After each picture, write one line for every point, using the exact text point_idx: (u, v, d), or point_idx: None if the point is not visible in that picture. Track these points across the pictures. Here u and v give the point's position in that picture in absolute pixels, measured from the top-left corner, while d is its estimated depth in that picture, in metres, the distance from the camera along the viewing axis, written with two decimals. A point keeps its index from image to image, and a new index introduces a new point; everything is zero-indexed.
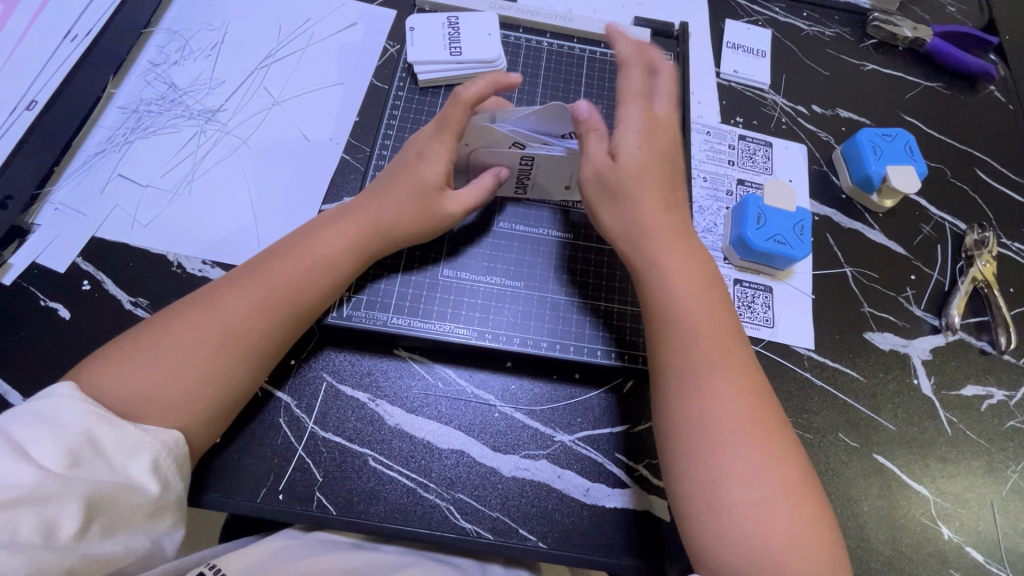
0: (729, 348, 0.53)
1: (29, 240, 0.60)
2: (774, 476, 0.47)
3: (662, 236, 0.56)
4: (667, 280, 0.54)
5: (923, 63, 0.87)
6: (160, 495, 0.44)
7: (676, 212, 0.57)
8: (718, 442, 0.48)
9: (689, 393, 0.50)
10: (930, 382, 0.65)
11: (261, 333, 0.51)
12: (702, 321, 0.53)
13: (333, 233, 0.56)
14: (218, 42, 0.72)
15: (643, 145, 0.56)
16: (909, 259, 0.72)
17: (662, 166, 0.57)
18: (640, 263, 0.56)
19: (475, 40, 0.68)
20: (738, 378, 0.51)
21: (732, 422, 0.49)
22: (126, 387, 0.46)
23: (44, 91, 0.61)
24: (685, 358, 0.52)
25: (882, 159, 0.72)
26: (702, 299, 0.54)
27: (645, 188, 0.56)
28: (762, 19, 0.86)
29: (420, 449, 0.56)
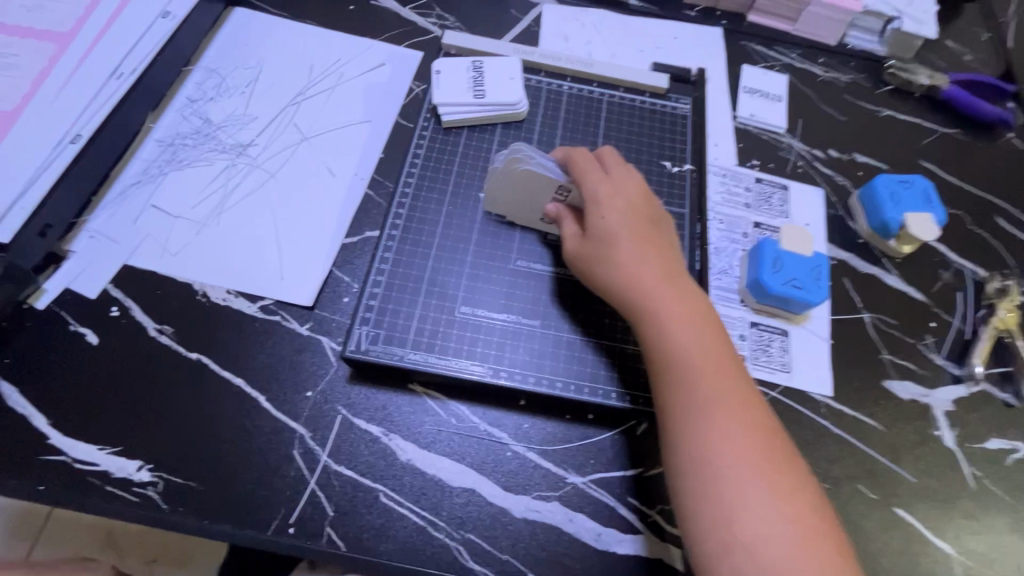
0: (745, 395, 0.52)
1: (64, 266, 0.62)
2: (787, 513, 0.47)
3: (663, 277, 0.57)
4: (673, 320, 0.54)
5: (940, 110, 0.88)
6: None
7: (667, 267, 0.58)
8: (735, 485, 0.48)
9: (704, 435, 0.50)
10: (952, 434, 0.64)
11: None
12: (719, 367, 0.53)
13: None
14: (252, 79, 0.76)
15: (604, 214, 0.59)
16: (928, 306, 0.71)
17: (635, 228, 0.59)
18: (651, 301, 0.55)
19: (498, 83, 0.70)
20: (755, 425, 0.51)
21: (750, 467, 0.49)
22: None
23: (89, 125, 0.63)
24: (694, 398, 0.51)
25: (900, 206, 0.72)
26: (713, 344, 0.54)
27: (628, 251, 0.57)
28: (777, 65, 0.88)
29: (432, 486, 0.56)
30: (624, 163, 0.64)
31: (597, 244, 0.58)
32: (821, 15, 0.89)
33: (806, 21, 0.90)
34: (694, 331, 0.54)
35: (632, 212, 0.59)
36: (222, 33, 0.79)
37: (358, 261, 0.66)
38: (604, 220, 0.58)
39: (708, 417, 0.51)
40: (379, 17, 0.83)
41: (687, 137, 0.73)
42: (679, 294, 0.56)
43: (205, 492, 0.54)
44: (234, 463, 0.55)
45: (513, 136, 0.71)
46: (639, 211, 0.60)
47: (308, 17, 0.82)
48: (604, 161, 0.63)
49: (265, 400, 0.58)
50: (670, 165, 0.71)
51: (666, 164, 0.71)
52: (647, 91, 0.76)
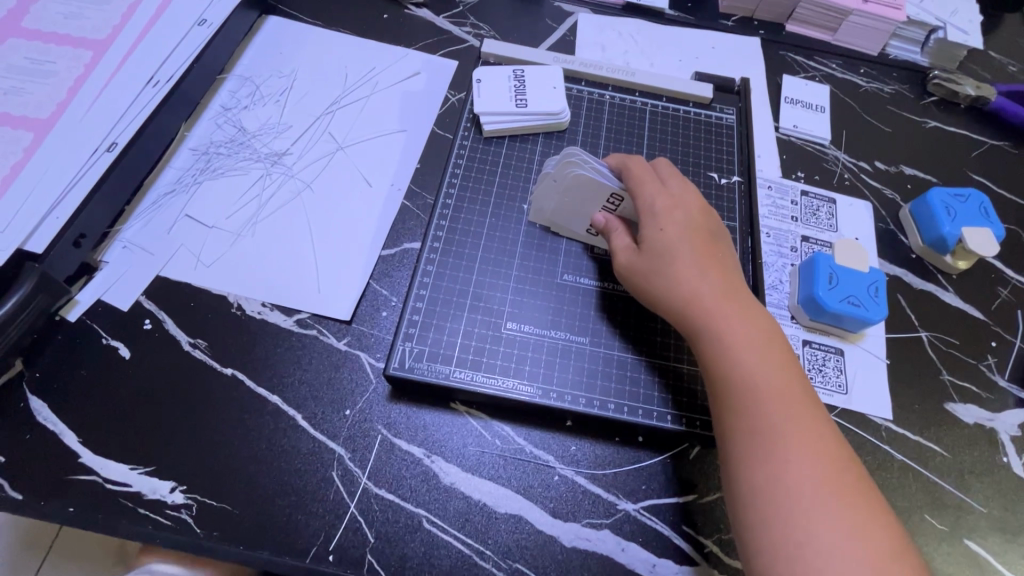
0: (816, 420, 0.49)
1: (96, 277, 0.60)
2: (866, 552, 0.44)
3: (724, 295, 0.54)
4: (736, 339, 0.52)
5: (988, 122, 0.85)
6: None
7: (727, 283, 0.55)
8: (806, 518, 0.45)
9: (772, 462, 0.47)
10: (1021, 461, 0.60)
11: None
12: (787, 390, 0.50)
13: None
14: (287, 88, 0.75)
15: (662, 227, 0.56)
16: (988, 325, 0.68)
17: (694, 242, 0.56)
18: (712, 319, 0.53)
19: (539, 93, 0.68)
20: (827, 453, 0.48)
21: (823, 499, 0.45)
22: None
23: (125, 133, 0.62)
24: (760, 423, 0.49)
25: (956, 220, 0.69)
26: (779, 365, 0.51)
27: (686, 266, 0.55)
28: (818, 75, 0.87)
29: (477, 512, 0.53)
30: (681, 175, 0.62)
31: (653, 258, 0.56)
32: (863, 24, 0.87)
33: (847, 30, 0.88)
34: (759, 351, 0.52)
35: (691, 225, 0.57)
36: (257, 42, 0.78)
37: (397, 274, 0.64)
38: (662, 233, 0.56)
39: (777, 443, 0.48)
40: (414, 27, 0.82)
41: (733, 148, 0.71)
42: (741, 312, 0.53)
43: (241, 515, 0.51)
44: (271, 485, 0.53)
45: (555, 146, 0.69)
46: (698, 225, 0.57)
47: (342, 26, 0.81)
48: (660, 173, 0.61)
49: (302, 418, 0.56)
50: (718, 176, 0.68)
51: (713, 175, 0.69)
52: (691, 101, 0.74)
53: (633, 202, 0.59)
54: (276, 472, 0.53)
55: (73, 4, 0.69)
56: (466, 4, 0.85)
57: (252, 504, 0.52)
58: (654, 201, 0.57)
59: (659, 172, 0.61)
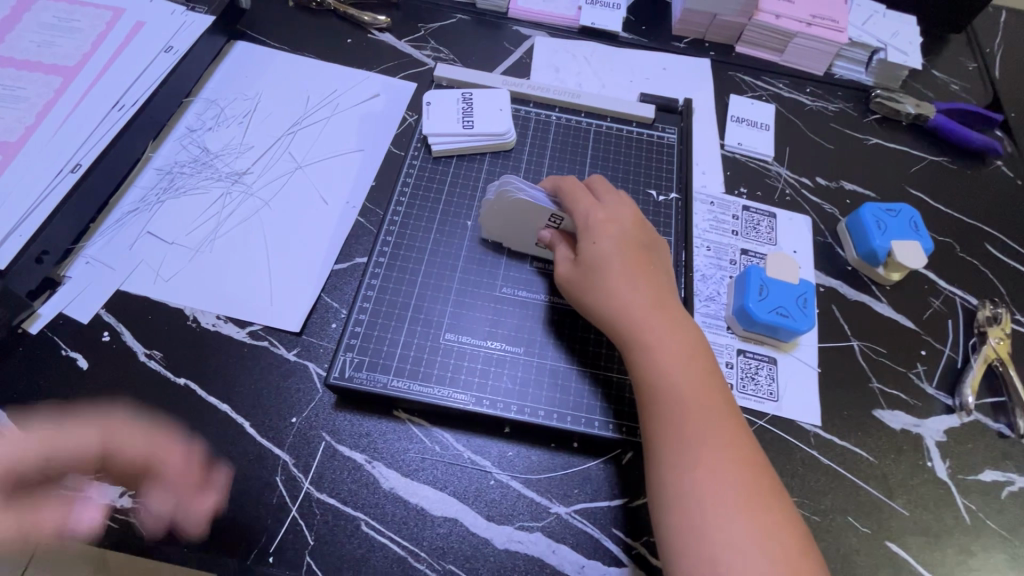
0: (733, 426, 0.52)
1: (59, 291, 0.63)
2: (771, 550, 0.46)
3: (650, 307, 0.57)
4: (660, 349, 0.55)
5: (928, 138, 0.89)
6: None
7: (657, 295, 0.58)
8: (716, 518, 0.47)
9: (688, 465, 0.50)
10: (945, 466, 0.63)
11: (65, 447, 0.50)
12: (707, 398, 0.53)
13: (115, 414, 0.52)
14: (250, 110, 0.78)
15: (596, 241, 0.60)
16: (918, 334, 0.71)
17: (627, 255, 0.59)
18: (638, 330, 0.56)
19: (487, 115, 0.72)
20: (741, 457, 0.50)
21: (733, 500, 0.48)
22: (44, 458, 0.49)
23: (89, 155, 0.66)
24: (678, 428, 0.51)
25: (887, 234, 0.72)
26: (701, 373, 0.54)
27: (618, 278, 0.58)
28: (765, 94, 0.90)
29: (413, 515, 0.55)
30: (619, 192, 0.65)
31: (588, 271, 0.59)
32: (807, 46, 0.90)
33: (793, 51, 0.92)
34: (682, 360, 0.54)
35: (624, 239, 0.60)
36: (223, 66, 0.82)
37: (347, 287, 0.67)
38: (596, 246, 0.59)
39: (695, 447, 0.50)
40: (375, 50, 0.86)
41: (672, 167, 0.75)
42: (666, 322, 0.56)
43: (189, 519, 0.54)
44: (217, 490, 0.55)
45: (502, 165, 0.72)
46: (631, 240, 0.61)
47: (306, 49, 0.85)
48: (597, 191, 0.64)
49: (250, 426, 0.58)
50: (656, 194, 0.72)
51: (652, 193, 0.73)
52: (634, 121, 0.78)
53: (571, 218, 0.62)
54: (224, 477, 0.56)
55: (46, 34, 0.74)
56: (427, 28, 0.89)
57: (198, 508, 0.54)
58: (589, 216, 0.61)
59: (596, 191, 0.65)
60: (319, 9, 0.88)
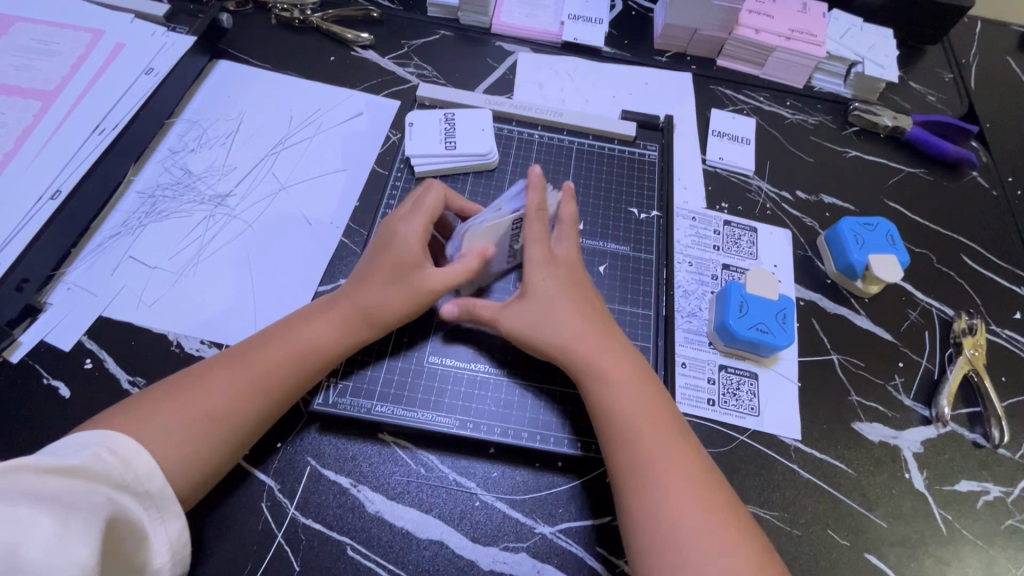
0: (689, 449, 0.53)
1: (40, 318, 0.63)
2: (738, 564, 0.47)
3: (596, 336, 0.58)
4: (609, 376, 0.56)
5: (905, 150, 0.90)
6: (150, 537, 0.46)
7: (602, 327, 0.59)
8: (685, 545, 0.48)
9: (652, 494, 0.50)
10: (922, 477, 0.64)
11: (241, 414, 0.52)
12: (658, 419, 0.54)
13: (225, 379, 0.53)
14: (233, 131, 0.78)
15: (541, 279, 0.60)
16: (896, 346, 0.72)
17: (571, 292, 0.60)
18: (586, 360, 0.57)
19: (469, 135, 0.73)
20: (702, 478, 0.51)
21: (700, 525, 0.48)
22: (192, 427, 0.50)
23: (68, 181, 0.66)
24: (634, 451, 0.52)
25: (865, 248, 0.73)
26: (654, 400, 0.55)
27: (564, 314, 0.58)
28: (746, 108, 0.91)
29: (399, 538, 0.56)
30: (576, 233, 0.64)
31: (526, 307, 0.59)
32: (787, 60, 0.91)
33: (773, 65, 0.93)
34: (635, 388, 0.55)
35: (568, 278, 0.61)
36: (206, 86, 0.81)
37: None
38: (541, 285, 0.59)
39: (657, 474, 0.51)
40: (358, 68, 0.86)
41: (653, 184, 0.76)
42: (612, 350, 0.58)
43: None
44: (203, 518, 0.55)
45: (485, 185, 0.73)
46: (575, 279, 0.61)
47: (289, 68, 0.85)
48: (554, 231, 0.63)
49: None
50: (638, 211, 0.74)
51: (634, 211, 0.74)
52: (616, 138, 0.79)
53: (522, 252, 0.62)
54: (209, 506, 0.55)
55: (26, 57, 0.74)
56: (410, 45, 0.89)
57: None
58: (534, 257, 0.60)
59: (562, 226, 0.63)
60: (301, 26, 0.88)
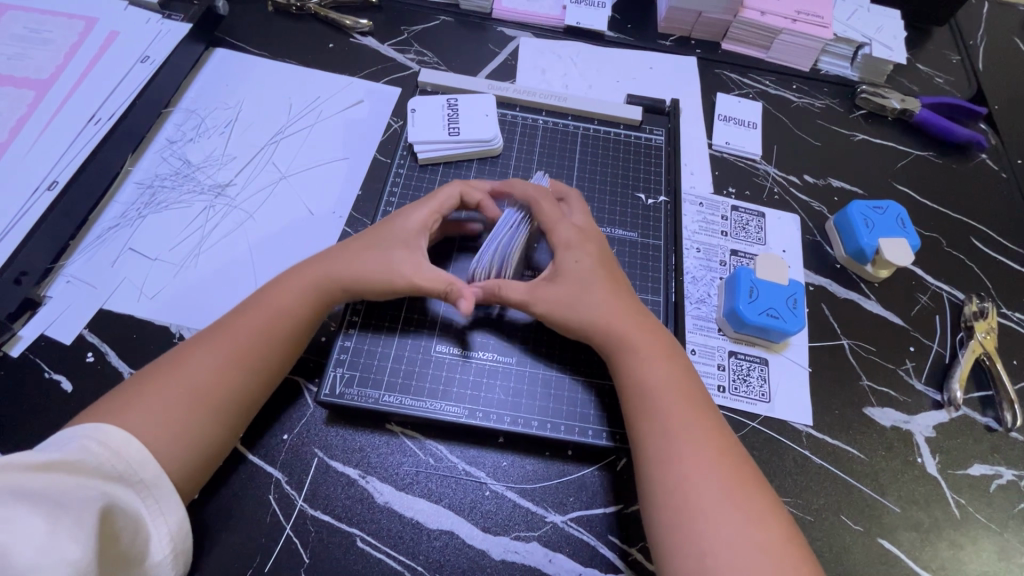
0: (713, 424, 0.52)
1: (39, 312, 0.62)
2: (759, 539, 0.46)
3: (626, 312, 0.57)
4: (641, 352, 0.55)
5: (913, 133, 0.89)
6: (149, 530, 0.45)
7: (633, 303, 0.59)
8: (708, 519, 0.47)
9: (675, 466, 0.50)
10: (934, 461, 0.64)
11: (225, 392, 0.52)
12: (682, 394, 0.53)
13: (203, 357, 0.52)
14: (232, 120, 0.77)
15: (578, 258, 0.59)
16: (907, 330, 0.71)
17: (605, 272, 0.59)
18: (623, 338, 0.56)
19: (472, 121, 0.72)
20: (724, 454, 0.50)
21: (723, 498, 0.48)
22: (173, 408, 0.49)
23: (65, 171, 0.65)
24: (658, 424, 0.52)
25: (875, 232, 0.72)
26: (678, 375, 0.55)
27: (599, 292, 0.57)
28: (752, 92, 0.90)
29: (409, 529, 0.55)
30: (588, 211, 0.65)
31: (564, 286, 0.58)
32: (793, 42, 0.90)
33: (779, 48, 0.92)
34: (660, 362, 0.55)
35: (601, 258, 0.60)
36: (203, 74, 0.80)
37: None
38: (579, 263, 0.59)
39: (680, 447, 0.50)
40: (358, 54, 0.85)
41: (660, 169, 0.75)
42: (642, 327, 0.57)
43: None
44: (210, 511, 0.54)
45: (489, 172, 0.72)
46: (606, 259, 0.61)
47: (287, 55, 0.83)
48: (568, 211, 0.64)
49: (239, 443, 0.57)
50: (645, 197, 0.72)
51: (641, 196, 0.73)
52: (622, 123, 0.77)
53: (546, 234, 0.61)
54: (216, 499, 0.55)
55: (18, 45, 0.72)
56: (410, 31, 0.88)
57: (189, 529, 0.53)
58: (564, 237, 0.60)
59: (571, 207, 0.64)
60: (299, 13, 0.86)
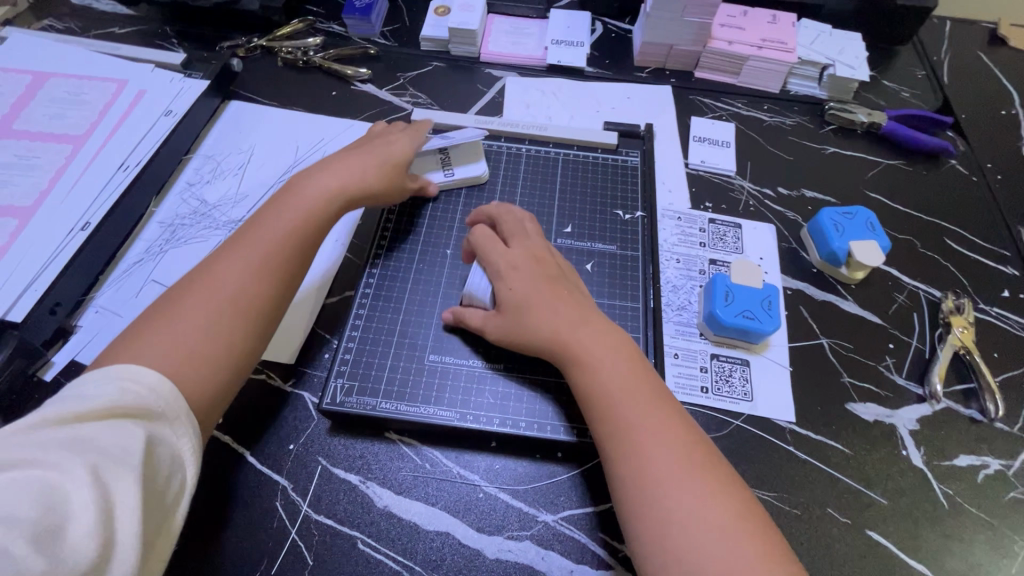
0: (675, 419, 0.54)
1: (71, 340, 0.68)
2: (718, 522, 0.48)
3: (574, 320, 0.60)
4: (589, 358, 0.58)
5: (883, 144, 0.94)
6: (186, 472, 0.46)
7: (583, 309, 0.62)
8: (671, 508, 0.49)
9: (636, 460, 0.52)
10: (919, 453, 0.65)
11: (257, 297, 0.56)
12: (640, 392, 0.56)
13: (226, 270, 0.56)
14: (245, 162, 0.85)
15: (510, 287, 0.62)
16: (886, 328, 0.74)
17: (544, 287, 0.62)
18: (574, 347, 0.59)
19: (460, 147, 0.77)
20: (685, 445, 0.53)
21: (680, 487, 0.50)
22: (203, 319, 0.53)
23: (97, 214, 0.72)
24: (617, 424, 0.54)
25: (845, 235, 0.76)
26: (636, 370, 0.57)
27: (544, 315, 0.60)
28: (725, 114, 0.96)
29: (406, 530, 0.58)
30: (524, 227, 0.68)
31: (507, 317, 0.62)
32: (761, 67, 0.96)
33: (748, 73, 0.98)
34: (617, 361, 0.58)
35: (536, 277, 0.63)
36: (219, 124, 0.89)
37: (339, 318, 0.71)
38: (512, 290, 0.62)
39: (640, 440, 0.53)
40: (358, 100, 0.93)
41: (637, 187, 0.80)
42: (591, 331, 0.59)
43: (197, 546, 0.56)
44: (221, 516, 0.58)
45: (476, 197, 0.78)
46: (546, 277, 0.63)
47: (295, 104, 0.92)
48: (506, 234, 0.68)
49: (250, 454, 0.61)
50: (623, 213, 0.78)
51: (619, 212, 0.78)
52: (599, 147, 0.84)
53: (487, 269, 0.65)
54: (228, 506, 0.58)
55: (58, 107, 0.82)
56: (405, 77, 0.96)
57: (200, 533, 0.57)
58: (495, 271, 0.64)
59: (508, 229, 0.68)
60: (305, 66, 0.96)
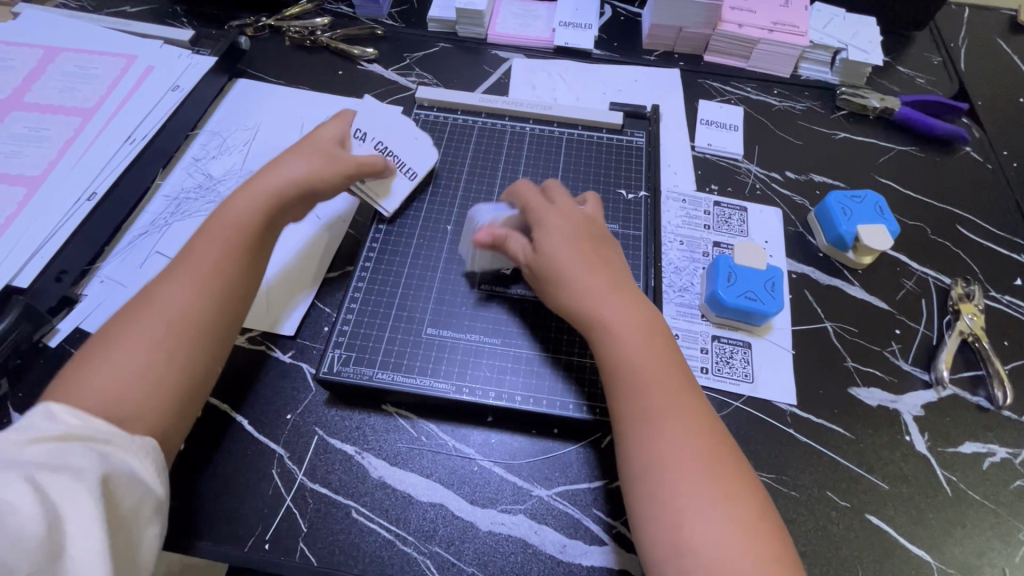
0: (693, 404, 0.53)
1: (76, 308, 0.69)
2: (728, 513, 0.47)
3: (604, 289, 0.58)
4: (614, 333, 0.56)
5: (896, 130, 0.92)
6: (154, 492, 0.46)
7: (612, 276, 0.60)
8: (681, 498, 0.48)
9: (654, 443, 0.51)
10: (924, 439, 0.64)
11: (201, 309, 0.55)
12: (663, 373, 0.54)
13: (168, 287, 0.55)
14: (250, 139, 0.85)
15: (551, 238, 0.61)
16: (892, 314, 0.72)
17: (580, 245, 0.61)
18: (600, 320, 0.57)
19: (415, 151, 0.75)
20: (702, 432, 0.52)
21: (694, 475, 0.49)
22: (146, 337, 0.52)
23: (103, 185, 0.73)
24: (637, 402, 0.53)
25: (853, 219, 0.75)
26: (657, 350, 0.56)
27: (578, 274, 0.59)
28: (734, 98, 0.95)
29: (400, 501, 0.58)
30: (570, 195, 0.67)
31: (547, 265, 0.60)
32: (771, 51, 0.95)
33: (758, 57, 0.96)
34: (638, 338, 0.56)
35: (576, 234, 0.61)
36: (226, 101, 0.89)
37: (339, 292, 0.71)
38: (553, 242, 0.60)
39: (660, 423, 0.52)
40: (363, 79, 0.93)
41: (641, 168, 0.79)
42: (620, 301, 0.58)
43: (194, 510, 0.57)
44: (217, 481, 0.59)
45: (479, 175, 0.78)
46: (584, 233, 0.62)
47: (300, 82, 0.92)
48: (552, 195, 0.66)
49: (247, 422, 0.62)
50: (626, 193, 0.77)
51: (622, 192, 0.77)
52: (604, 127, 0.83)
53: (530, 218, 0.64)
54: (225, 472, 0.59)
55: (69, 81, 0.83)
56: (412, 57, 0.96)
57: (197, 497, 0.58)
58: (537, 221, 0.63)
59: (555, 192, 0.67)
60: (312, 46, 0.96)
